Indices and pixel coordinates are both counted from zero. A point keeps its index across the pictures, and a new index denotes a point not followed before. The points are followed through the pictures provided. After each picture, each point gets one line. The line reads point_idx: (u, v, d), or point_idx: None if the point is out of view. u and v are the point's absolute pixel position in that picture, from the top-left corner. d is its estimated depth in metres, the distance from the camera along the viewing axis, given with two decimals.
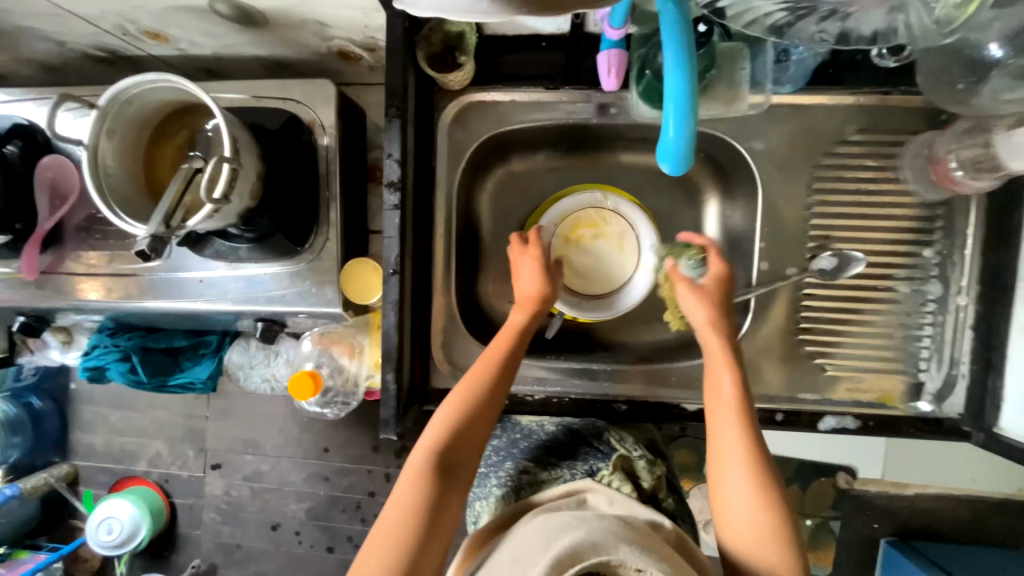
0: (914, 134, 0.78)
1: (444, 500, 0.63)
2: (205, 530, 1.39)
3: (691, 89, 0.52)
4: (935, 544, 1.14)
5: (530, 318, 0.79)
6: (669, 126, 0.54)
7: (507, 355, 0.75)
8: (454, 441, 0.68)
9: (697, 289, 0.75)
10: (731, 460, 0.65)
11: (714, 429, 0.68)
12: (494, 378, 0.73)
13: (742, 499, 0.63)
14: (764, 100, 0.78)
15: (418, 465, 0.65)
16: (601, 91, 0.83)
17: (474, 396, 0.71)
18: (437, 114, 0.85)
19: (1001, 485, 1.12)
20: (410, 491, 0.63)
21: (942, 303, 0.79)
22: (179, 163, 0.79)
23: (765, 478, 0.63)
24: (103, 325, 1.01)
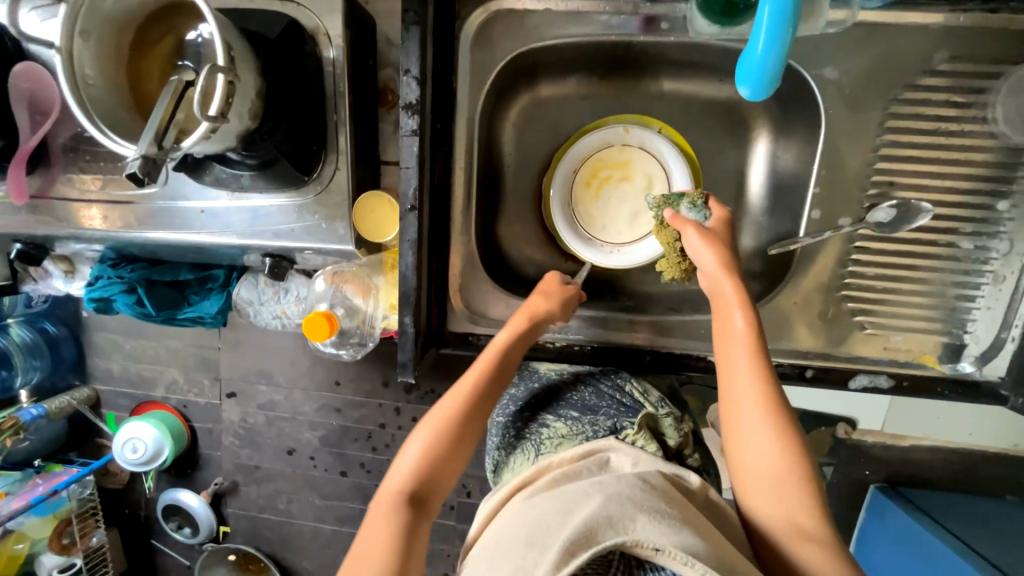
0: (1015, 65, 0.68)
1: (413, 528, 0.61)
2: (224, 452, 1.45)
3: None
4: (924, 492, 1.15)
5: (512, 343, 0.74)
6: (758, 35, 0.53)
7: (484, 382, 0.71)
8: (425, 475, 0.66)
9: (704, 231, 0.72)
10: (745, 405, 0.63)
11: (726, 371, 0.66)
12: (470, 410, 0.70)
13: (757, 445, 0.61)
14: (848, 15, 0.67)
15: (388, 497, 0.64)
16: (651, 1, 0.71)
17: (449, 424, 0.68)
18: (460, 24, 0.73)
19: (998, 441, 1.12)
20: (381, 527, 0.61)
21: (1007, 262, 0.73)
22: (167, 75, 0.70)
23: (781, 419, 0.61)
24: (104, 256, 0.96)
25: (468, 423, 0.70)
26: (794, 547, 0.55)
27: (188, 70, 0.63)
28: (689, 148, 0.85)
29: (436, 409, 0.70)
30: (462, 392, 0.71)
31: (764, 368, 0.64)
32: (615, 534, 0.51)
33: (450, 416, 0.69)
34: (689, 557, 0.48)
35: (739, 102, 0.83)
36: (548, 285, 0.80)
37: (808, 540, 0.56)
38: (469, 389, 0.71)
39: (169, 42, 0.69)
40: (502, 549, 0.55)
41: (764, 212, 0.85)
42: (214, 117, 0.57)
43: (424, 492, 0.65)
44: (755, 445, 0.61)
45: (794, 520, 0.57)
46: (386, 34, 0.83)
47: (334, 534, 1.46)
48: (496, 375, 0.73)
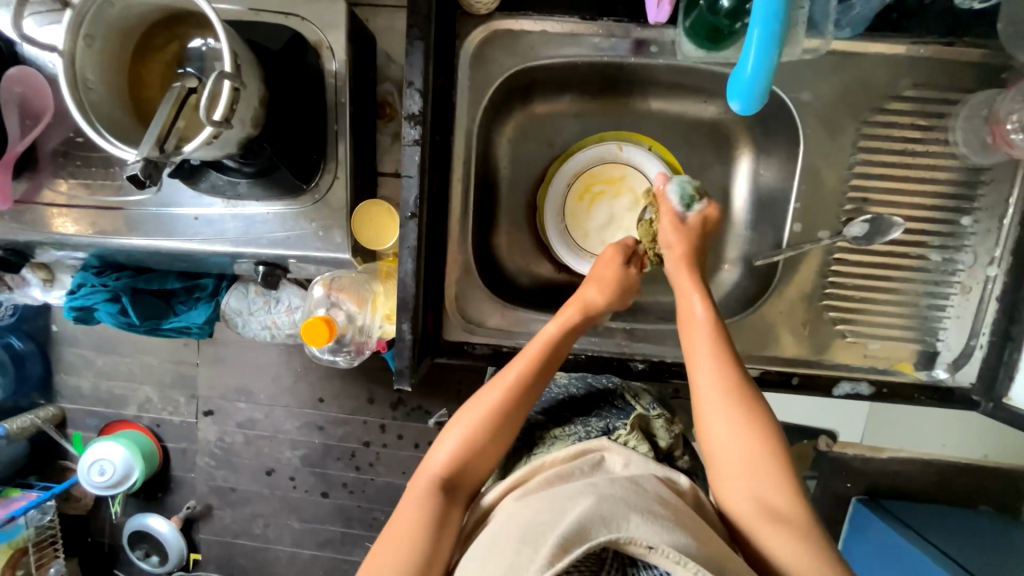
0: (970, 93, 0.74)
1: (449, 512, 0.63)
2: (199, 473, 1.39)
3: (779, 23, 0.54)
4: (902, 502, 1.18)
5: (563, 332, 0.72)
6: (748, 62, 0.57)
7: (533, 370, 0.69)
8: (463, 467, 0.65)
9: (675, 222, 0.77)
10: (708, 394, 0.65)
11: (691, 359, 0.68)
12: (517, 399, 0.68)
13: (723, 432, 0.63)
14: (821, 45, 0.72)
15: (427, 480, 0.64)
16: (641, 26, 0.75)
17: (494, 414, 0.67)
18: (460, 41, 0.76)
19: (969, 452, 1.16)
20: (415, 509, 0.62)
21: (972, 273, 0.78)
22: (168, 81, 0.70)
23: (747, 402, 0.64)
24: (87, 264, 0.94)
25: (513, 415, 0.68)
26: (764, 529, 0.58)
27: (191, 76, 0.64)
28: (677, 164, 0.89)
29: (480, 398, 0.68)
30: (509, 382, 0.68)
31: (727, 356, 0.66)
32: (608, 531, 0.52)
33: (496, 408, 0.67)
34: (682, 557, 0.49)
35: (722, 122, 0.88)
36: (602, 270, 0.78)
37: (779, 520, 0.58)
38: (515, 381, 0.68)
39: (172, 50, 0.70)
40: (495, 548, 0.56)
41: (747, 226, 0.88)
42: (219, 121, 0.57)
43: (461, 481, 0.65)
44: (723, 433, 0.63)
45: (763, 502, 0.59)
46: (386, 51, 0.86)
47: (314, 559, 1.41)
48: (547, 362, 0.70)
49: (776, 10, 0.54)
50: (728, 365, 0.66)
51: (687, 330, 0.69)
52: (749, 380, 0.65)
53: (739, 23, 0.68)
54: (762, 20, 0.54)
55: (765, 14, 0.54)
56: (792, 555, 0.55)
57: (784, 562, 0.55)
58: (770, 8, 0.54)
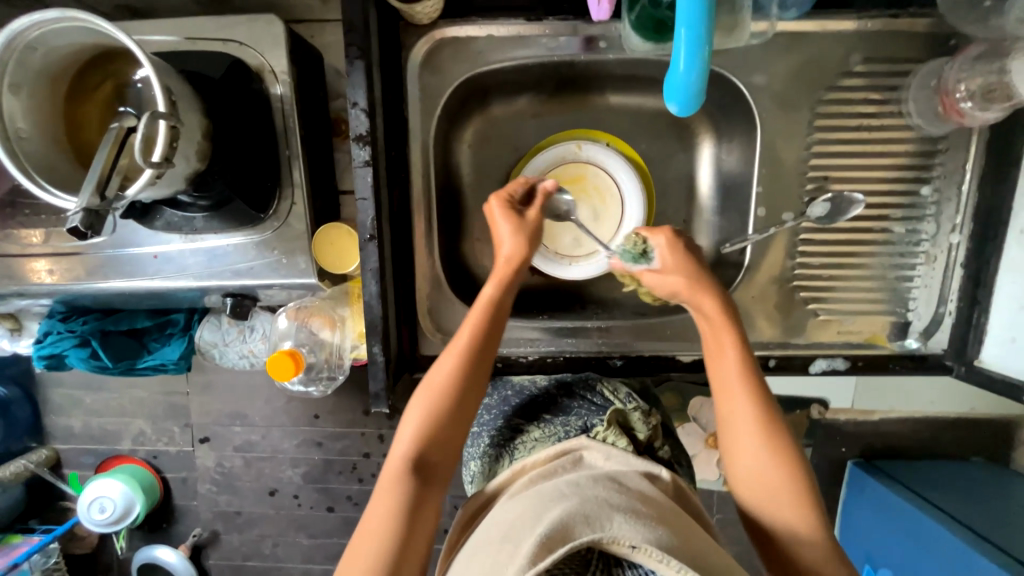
0: (921, 63, 0.74)
1: (423, 496, 0.60)
2: (201, 500, 1.39)
3: (707, 18, 0.54)
4: (896, 462, 1.19)
5: (504, 288, 0.70)
6: (680, 61, 0.56)
7: (480, 334, 0.67)
8: (429, 443, 0.62)
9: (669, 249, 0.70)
10: (742, 425, 0.62)
11: (722, 390, 0.65)
12: (471, 361, 0.66)
13: (751, 463, 0.61)
14: (767, 27, 0.71)
15: (395, 464, 0.61)
16: (587, 22, 0.74)
17: (451, 383, 0.65)
18: (406, 54, 0.75)
19: (954, 405, 1.17)
20: (386, 498, 0.59)
21: (936, 243, 0.78)
22: (107, 122, 0.68)
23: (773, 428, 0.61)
24: (54, 310, 0.92)
25: (468, 384, 0.66)
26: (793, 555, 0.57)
27: (128, 115, 0.61)
28: (638, 159, 0.89)
29: (434, 370, 0.66)
30: (460, 349, 0.66)
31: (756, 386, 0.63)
32: (591, 531, 0.51)
33: (451, 378, 0.65)
34: (666, 555, 0.49)
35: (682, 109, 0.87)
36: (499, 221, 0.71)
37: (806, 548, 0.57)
38: (464, 346, 0.66)
39: (108, 90, 0.68)
40: (476, 552, 0.55)
41: (715, 212, 0.88)
42: (158, 163, 0.56)
43: (430, 457, 0.62)
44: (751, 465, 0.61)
45: (793, 533, 0.58)
46: (335, 66, 0.84)
47: (326, 572, 1.41)
48: (495, 316, 0.68)
49: (703, 26, 0.54)
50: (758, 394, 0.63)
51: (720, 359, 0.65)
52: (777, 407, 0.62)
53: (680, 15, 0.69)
54: (687, 20, 0.54)
55: (690, 14, 0.53)
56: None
57: None
58: (696, 23, 0.54)
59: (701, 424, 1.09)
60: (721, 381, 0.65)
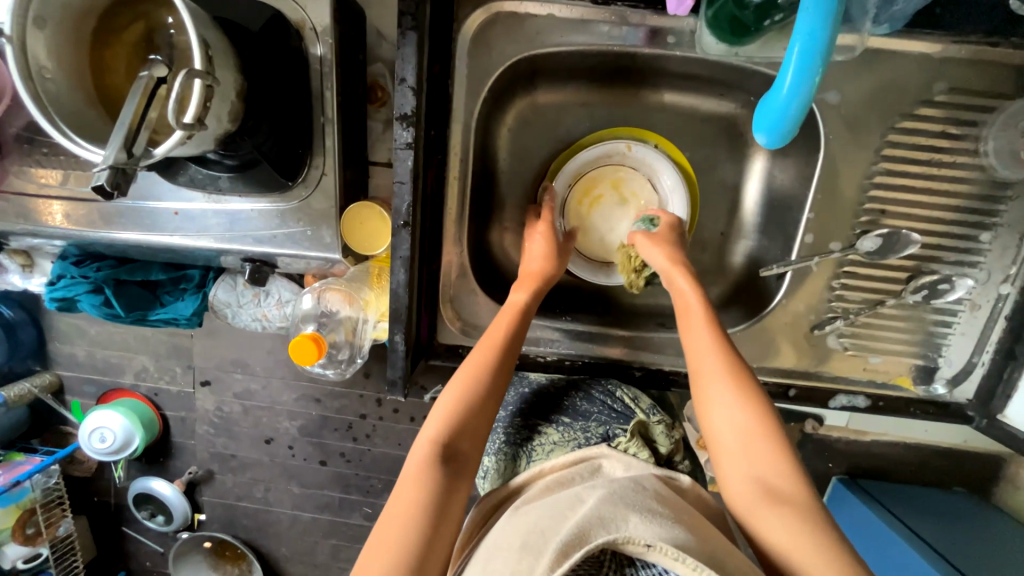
0: (1009, 100, 0.69)
1: (450, 492, 0.59)
2: (199, 440, 1.41)
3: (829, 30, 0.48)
4: (878, 482, 1.17)
5: (534, 296, 0.73)
6: (785, 81, 0.51)
7: (510, 333, 0.69)
8: (457, 432, 0.63)
9: (650, 236, 0.75)
10: (707, 362, 0.63)
11: (692, 354, 0.65)
12: (501, 360, 0.68)
13: (722, 411, 0.61)
14: (856, 42, 0.66)
15: (422, 458, 0.61)
16: (658, 14, 0.68)
17: (484, 369, 0.67)
18: (457, 24, 0.69)
19: (947, 436, 1.14)
20: (412, 492, 0.58)
21: (984, 291, 0.75)
22: (135, 68, 0.63)
23: (742, 382, 0.61)
24: (65, 251, 0.89)
25: (497, 373, 0.67)
26: (763, 512, 0.55)
27: (158, 63, 0.58)
28: (687, 165, 0.84)
29: (466, 363, 0.68)
30: (493, 341, 0.68)
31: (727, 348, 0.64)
32: (607, 533, 0.51)
33: (482, 366, 0.67)
34: (680, 553, 0.48)
35: (739, 115, 0.82)
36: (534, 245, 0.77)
37: (782, 500, 0.55)
38: (501, 338, 0.69)
39: (138, 31, 0.63)
40: (496, 558, 0.55)
41: (756, 230, 0.85)
42: (190, 124, 0.53)
43: (460, 446, 0.62)
44: (721, 399, 0.61)
45: (763, 482, 0.56)
46: (376, 24, 0.78)
47: (314, 521, 1.45)
48: (522, 319, 0.71)
49: (813, 65, 0.49)
50: (727, 353, 0.63)
51: (686, 326, 0.67)
52: (744, 363, 0.62)
53: (766, 21, 0.63)
54: (805, 34, 0.48)
55: (809, 29, 0.48)
56: (791, 540, 0.52)
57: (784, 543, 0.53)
58: (807, 64, 0.49)
59: None
60: (690, 348, 0.66)
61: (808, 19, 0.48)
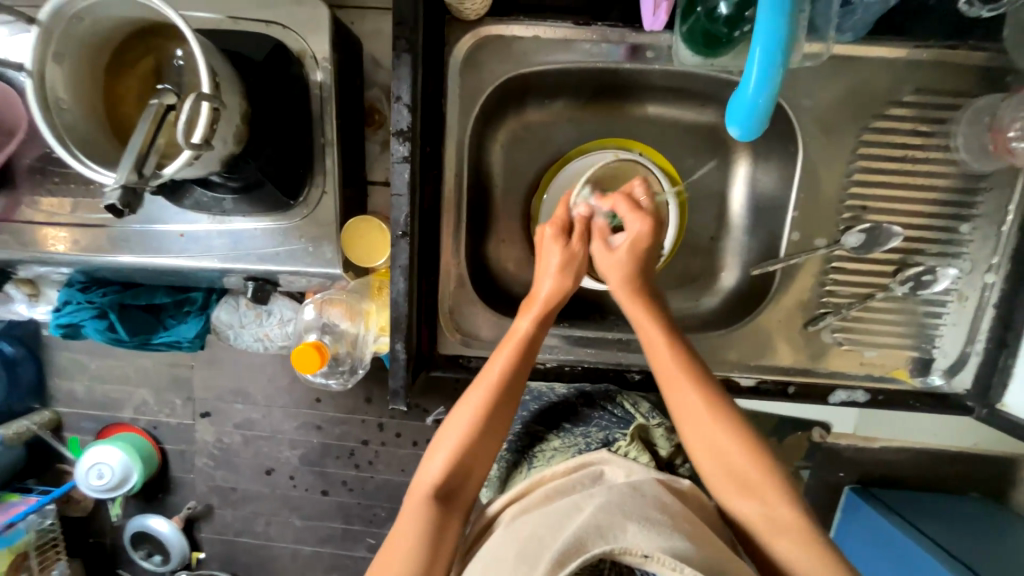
0: (973, 97, 0.72)
1: (444, 528, 0.62)
2: (198, 474, 1.39)
3: (786, 33, 0.51)
4: (893, 491, 1.15)
5: (540, 325, 0.70)
6: (749, 82, 0.54)
7: (513, 370, 0.67)
8: (459, 476, 0.64)
9: (609, 250, 0.73)
10: (687, 401, 0.64)
11: (667, 390, 0.66)
12: (499, 403, 0.66)
13: (711, 446, 0.62)
14: (822, 49, 0.69)
15: (423, 492, 0.62)
16: (636, 30, 0.73)
17: (487, 408, 0.65)
18: (448, 48, 0.74)
19: (956, 439, 1.12)
20: (412, 524, 0.61)
21: (969, 281, 0.77)
22: (145, 96, 0.68)
23: (728, 421, 0.63)
24: (73, 279, 0.91)
25: (500, 412, 0.66)
26: (777, 534, 0.58)
27: (168, 92, 0.61)
28: (673, 171, 0.87)
29: (466, 401, 0.66)
30: (494, 379, 0.66)
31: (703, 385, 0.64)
32: (604, 542, 0.51)
33: (485, 406, 0.65)
34: (679, 563, 0.49)
35: (721, 124, 0.85)
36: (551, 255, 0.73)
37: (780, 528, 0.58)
38: (501, 373, 0.67)
39: (146, 64, 0.67)
40: (496, 562, 0.55)
41: (745, 233, 0.87)
42: (197, 144, 0.56)
43: (458, 490, 0.64)
44: (707, 435, 0.63)
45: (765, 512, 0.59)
46: (372, 55, 0.82)
47: (316, 555, 1.42)
48: (523, 357, 0.68)
49: (777, 57, 0.52)
50: (710, 395, 0.64)
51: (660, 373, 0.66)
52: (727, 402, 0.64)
53: (736, 32, 0.67)
54: (765, 41, 0.52)
55: (767, 36, 0.51)
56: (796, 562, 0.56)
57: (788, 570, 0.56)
58: (771, 51, 0.52)
59: None
60: (671, 395, 0.65)
61: (765, 26, 0.51)
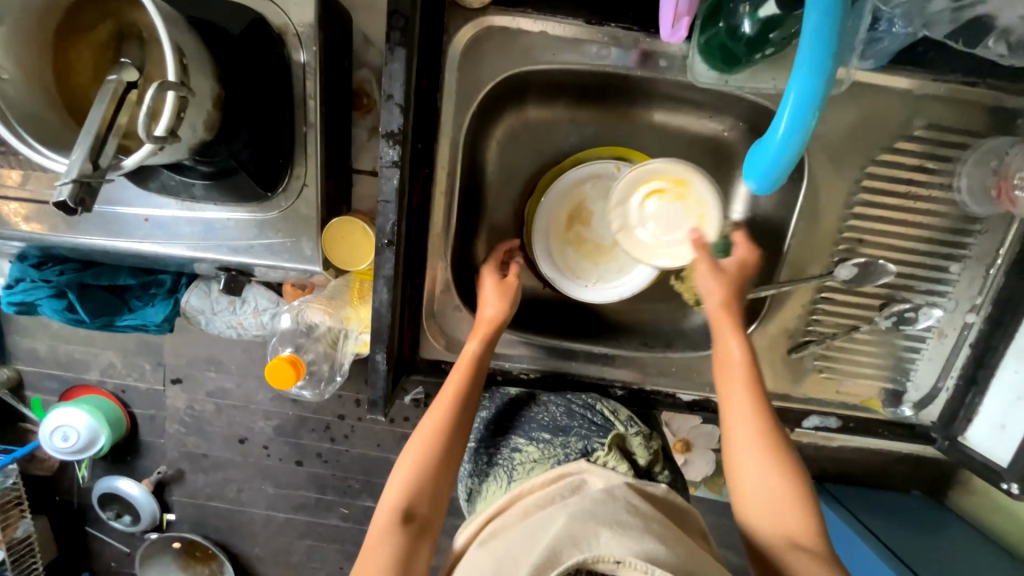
0: (983, 138, 0.71)
1: (411, 555, 0.60)
2: (169, 439, 1.36)
3: (825, 75, 0.47)
4: (845, 487, 1.17)
5: (486, 345, 0.72)
6: (783, 122, 0.50)
7: (465, 389, 0.69)
8: (419, 493, 0.63)
9: (714, 266, 0.69)
10: (741, 417, 0.64)
11: (728, 413, 0.65)
12: (456, 424, 0.67)
13: (755, 473, 0.61)
14: (845, 75, 0.65)
15: (386, 518, 0.61)
16: (651, 37, 0.68)
17: (440, 428, 0.66)
18: (447, 38, 0.67)
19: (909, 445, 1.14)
20: (377, 554, 0.58)
21: (952, 320, 0.78)
22: (100, 66, 0.60)
23: (784, 456, 0.62)
24: (25, 253, 0.84)
25: (454, 431, 0.67)
26: (793, 560, 0.56)
27: (129, 67, 0.54)
28: None
29: (423, 422, 0.67)
30: (448, 398, 0.68)
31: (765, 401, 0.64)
32: (579, 552, 0.51)
33: (439, 426, 0.66)
34: (649, 565, 0.49)
35: (726, 139, 0.82)
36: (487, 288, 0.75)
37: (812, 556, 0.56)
38: (453, 396, 0.68)
39: (105, 28, 0.59)
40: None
41: None
42: (162, 138, 0.50)
43: (421, 512, 0.62)
44: (755, 465, 0.62)
45: (790, 535, 0.58)
46: (363, 28, 0.75)
47: (288, 521, 1.43)
48: (473, 389, 0.70)
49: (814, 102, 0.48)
50: (764, 416, 0.63)
51: (722, 377, 0.67)
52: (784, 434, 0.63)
53: (757, 55, 0.63)
54: (804, 82, 0.47)
55: (807, 75, 0.47)
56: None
57: None
58: (800, 118, 0.49)
59: (670, 430, 1.05)
60: (728, 403, 0.65)
61: (806, 62, 0.47)
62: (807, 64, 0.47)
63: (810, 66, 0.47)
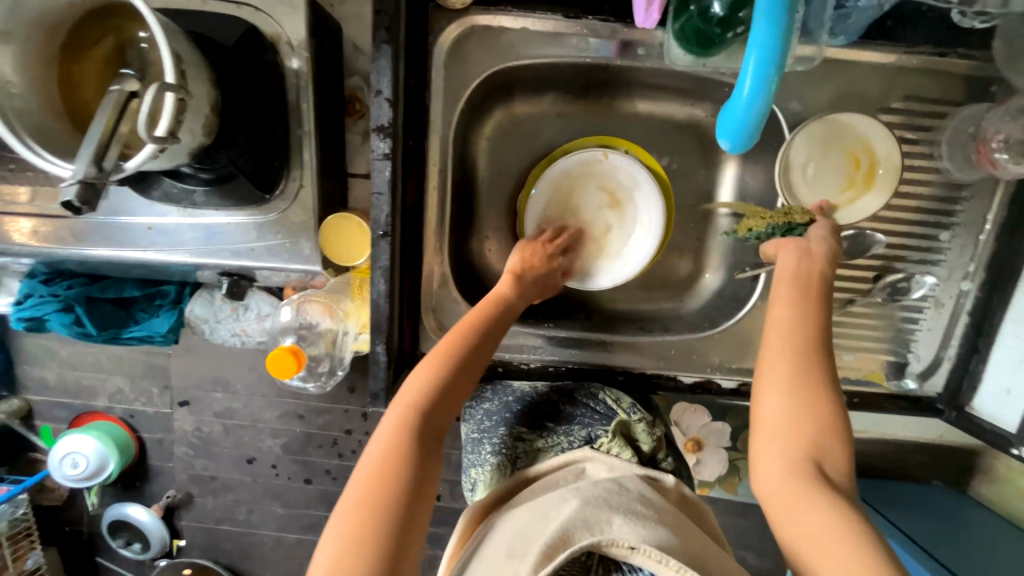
0: (957, 107, 0.73)
1: (421, 471, 0.57)
2: (178, 462, 1.36)
3: (781, 43, 0.50)
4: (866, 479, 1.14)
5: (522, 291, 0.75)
6: (744, 86, 0.52)
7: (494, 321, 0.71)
8: (437, 404, 0.62)
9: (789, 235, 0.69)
10: (777, 346, 0.60)
11: (765, 341, 0.62)
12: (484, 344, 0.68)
13: (778, 410, 0.58)
14: (815, 52, 0.67)
15: (402, 418, 0.60)
16: (628, 27, 0.71)
17: (465, 346, 0.67)
18: (433, 39, 0.70)
19: (923, 431, 1.12)
20: (386, 451, 0.57)
21: (947, 288, 0.78)
22: (103, 81, 0.63)
23: (817, 400, 0.57)
24: (35, 270, 0.87)
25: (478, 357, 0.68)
26: (799, 506, 0.52)
27: (129, 77, 0.58)
28: (660, 170, 0.85)
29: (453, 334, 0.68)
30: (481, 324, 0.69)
31: (818, 345, 0.60)
32: (590, 535, 0.51)
33: (463, 345, 0.67)
34: (663, 555, 0.48)
35: (709, 124, 0.84)
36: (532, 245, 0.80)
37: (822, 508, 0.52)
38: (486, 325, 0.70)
39: (107, 45, 0.63)
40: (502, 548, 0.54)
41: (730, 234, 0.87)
42: (162, 139, 0.53)
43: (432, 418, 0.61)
44: (778, 401, 0.58)
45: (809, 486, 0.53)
46: (353, 40, 0.79)
47: (299, 542, 1.41)
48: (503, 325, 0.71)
49: (771, 66, 0.51)
50: (806, 355, 0.59)
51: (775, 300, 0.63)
52: (831, 383, 0.58)
53: (729, 34, 0.65)
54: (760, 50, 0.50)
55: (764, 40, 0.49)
56: (823, 537, 0.50)
57: (810, 545, 0.50)
58: (761, 78, 0.51)
59: (680, 429, 1.04)
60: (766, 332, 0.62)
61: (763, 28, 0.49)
62: (764, 29, 0.49)
63: (767, 24, 0.49)
